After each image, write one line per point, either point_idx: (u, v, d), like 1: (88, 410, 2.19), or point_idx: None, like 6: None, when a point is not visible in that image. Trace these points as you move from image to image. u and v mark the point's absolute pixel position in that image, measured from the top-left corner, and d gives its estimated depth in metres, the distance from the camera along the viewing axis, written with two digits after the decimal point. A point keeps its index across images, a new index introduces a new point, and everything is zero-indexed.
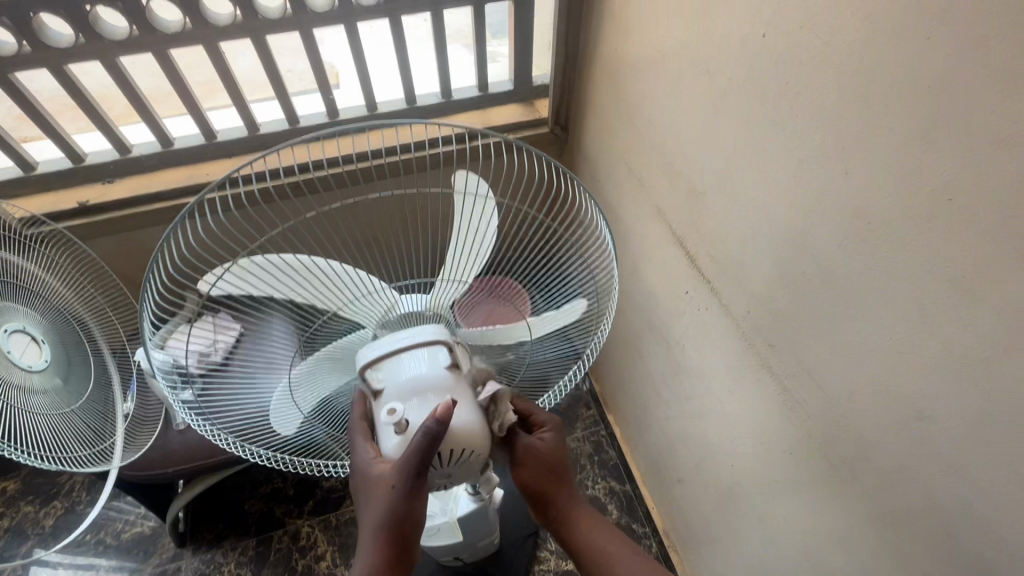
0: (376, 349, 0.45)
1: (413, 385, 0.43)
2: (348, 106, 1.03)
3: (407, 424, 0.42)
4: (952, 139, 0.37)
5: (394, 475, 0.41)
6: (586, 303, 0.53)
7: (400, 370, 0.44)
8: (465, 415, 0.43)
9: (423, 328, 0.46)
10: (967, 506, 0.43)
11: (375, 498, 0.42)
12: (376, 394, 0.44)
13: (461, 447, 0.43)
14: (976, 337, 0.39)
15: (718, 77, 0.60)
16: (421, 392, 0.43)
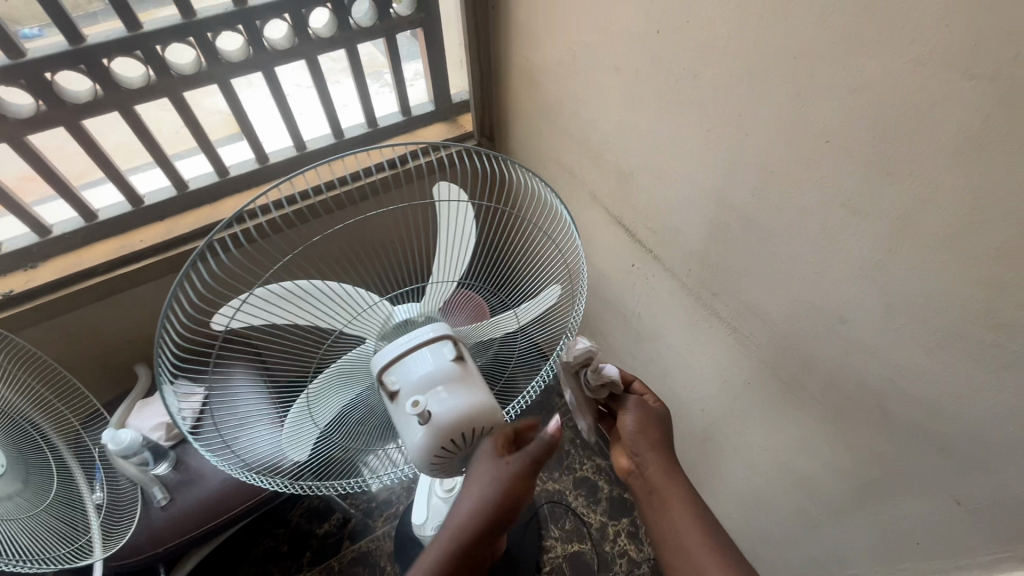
0: (385, 355, 0.49)
1: (425, 379, 0.47)
2: (276, 148, 1.04)
3: (430, 415, 0.45)
4: (815, 95, 0.47)
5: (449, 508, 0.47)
6: (560, 286, 0.59)
7: (410, 371, 0.48)
8: (478, 396, 0.47)
9: (422, 331, 0.50)
10: (891, 385, 0.53)
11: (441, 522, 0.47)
12: (394, 395, 0.47)
13: (483, 424, 0.47)
14: (867, 247, 0.49)
15: (625, 71, 0.69)
16: (433, 384, 0.47)
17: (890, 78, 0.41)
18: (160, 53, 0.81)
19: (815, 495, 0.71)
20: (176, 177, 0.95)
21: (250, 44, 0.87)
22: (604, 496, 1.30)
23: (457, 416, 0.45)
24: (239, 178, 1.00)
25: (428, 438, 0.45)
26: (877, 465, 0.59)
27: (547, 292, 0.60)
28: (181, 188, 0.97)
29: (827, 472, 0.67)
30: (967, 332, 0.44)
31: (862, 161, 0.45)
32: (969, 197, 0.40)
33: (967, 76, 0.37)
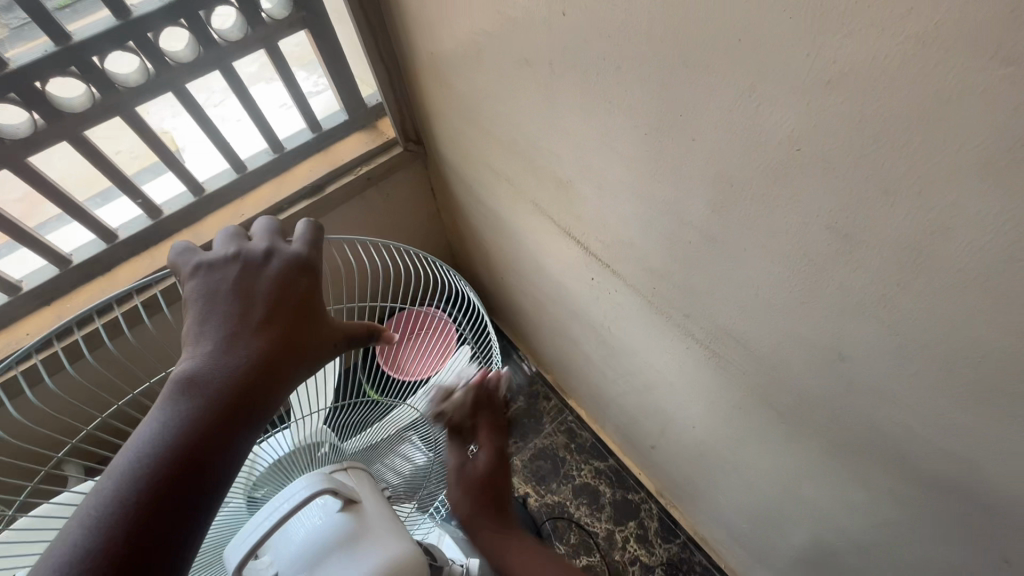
0: (237, 547, 0.38)
1: (306, 553, 0.39)
2: (169, 197, 0.89)
3: None
4: (775, 92, 0.34)
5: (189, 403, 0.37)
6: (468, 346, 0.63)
7: (288, 541, 0.40)
8: (380, 557, 0.39)
9: (297, 486, 0.39)
10: (910, 430, 0.42)
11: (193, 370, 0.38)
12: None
13: None
14: (867, 280, 0.37)
15: (536, 63, 0.55)
16: (320, 560, 0.39)
17: (881, 65, 0.28)
18: None
19: (832, 524, 0.61)
20: (53, 254, 0.81)
21: (93, 87, 0.72)
22: (606, 501, 1.21)
23: None
24: (129, 241, 0.86)
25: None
26: (899, 507, 0.49)
27: (457, 356, 0.64)
28: (63, 264, 0.83)
29: (841, 505, 0.57)
30: (1010, 384, 0.33)
31: (847, 177, 0.33)
32: (1009, 222, 0.28)
33: (997, 60, 0.24)
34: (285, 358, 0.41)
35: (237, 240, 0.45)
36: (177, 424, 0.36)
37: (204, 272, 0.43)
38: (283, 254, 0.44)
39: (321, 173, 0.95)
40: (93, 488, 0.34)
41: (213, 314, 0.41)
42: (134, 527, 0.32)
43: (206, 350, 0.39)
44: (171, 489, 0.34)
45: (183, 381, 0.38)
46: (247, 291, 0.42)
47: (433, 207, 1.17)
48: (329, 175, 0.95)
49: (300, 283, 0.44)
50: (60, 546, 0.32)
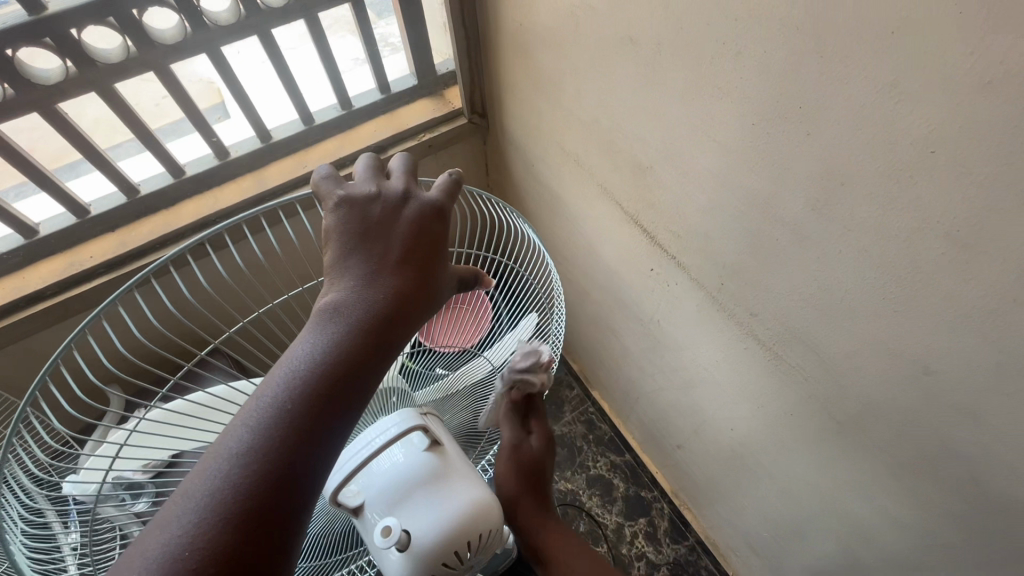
0: (337, 468, 0.43)
1: (392, 487, 0.43)
2: (238, 140, 0.90)
3: (408, 537, 0.42)
4: (919, 91, 0.33)
5: (341, 327, 0.40)
6: (536, 315, 0.61)
7: (374, 475, 0.44)
8: (462, 494, 0.44)
9: (392, 420, 0.45)
10: (989, 453, 0.42)
11: (347, 300, 0.42)
12: (358, 511, 0.43)
13: (489, 529, 0.45)
14: (975, 292, 0.36)
15: (641, 43, 0.54)
16: (405, 496, 0.43)
17: None
18: (77, 39, 0.67)
19: (870, 539, 0.61)
20: (123, 182, 0.83)
21: (186, 21, 0.73)
22: (619, 495, 1.21)
23: (441, 532, 0.42)
24: (197, 178, 0.88)
25: (414, 566, 0.42)
26: (954, 531, 0.49)
27: (524, 321, 0.61)
28: (132, 193, 0.84)
29: (885, 521, 0.57)
30: None
31: (977, 182, 0.33)
32: None
33: None
34: (415, 297, 0.44)
35: (377, 177, 0.47)
36: (325, 343, 0.39)
37: (350, 202, 0.45)
38: (420, 198, 0.46)
39: (386, 134, 0.96)
40: (257, 392, 0.38)
41: (358, 247, 0.44)
42: (294, 427, 0.36)
43: (355, 283, 0.42)
44: (320, 400, 0.37)
45: (333, 310, 0.41)
46: (387, 229, 0.44)
47: (485, 183, 1.17)
48: (394, 137, 0.96)
49: (433, 229, 0.46)
50: (237, 432, 0.35)
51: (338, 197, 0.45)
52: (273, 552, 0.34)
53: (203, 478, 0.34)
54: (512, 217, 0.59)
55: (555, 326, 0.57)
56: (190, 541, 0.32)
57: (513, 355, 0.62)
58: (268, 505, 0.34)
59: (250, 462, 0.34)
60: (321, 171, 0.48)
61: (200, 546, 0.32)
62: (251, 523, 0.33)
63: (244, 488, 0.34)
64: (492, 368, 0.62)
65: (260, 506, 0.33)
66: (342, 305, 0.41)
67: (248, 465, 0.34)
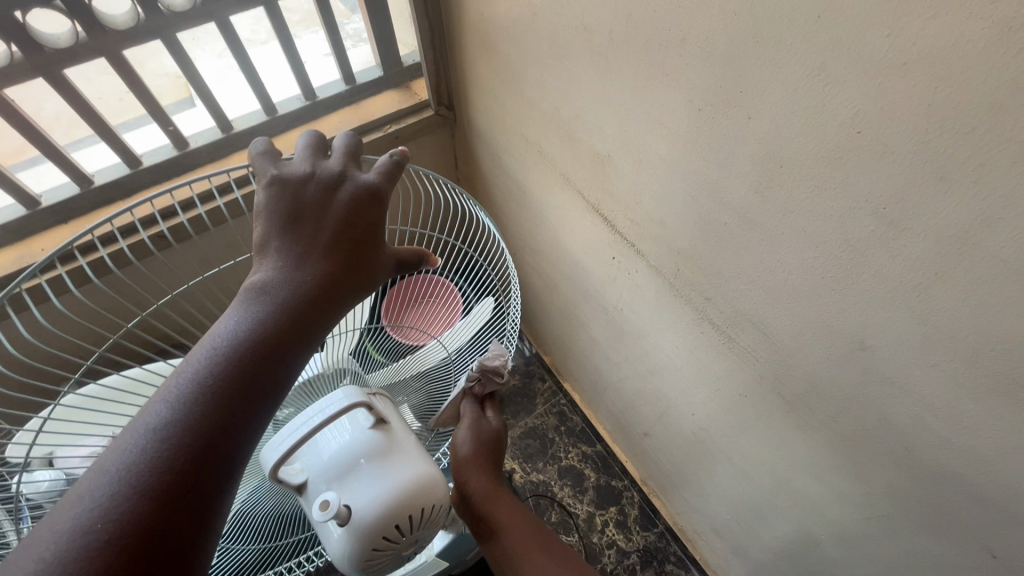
0: (280, 444, 0.43)
1: (334, 463, 0.43)
2: (197, 131, 0.88)
3: (349, 512, 0.42)
4: (846, 75, 0.35)
5: (267, 309, 0.41)
6: (492, 299, 0.61)
7: (319, 450, 0.44)
8: (403, 470, 0.44)
9: (335, 397, 0.45)
10: (921, 425, 0.44)
11: (275, 282, 0.42)
12: (301, 487, 0.43)
13: (428, 507, 0.44)
14: (902, 268, 0.38)
15: (595, 31, 0.55)
16: (348, 471, 0.43)
17: (962, 53, 0.29)
18: (23, 22, 0.65)
19: (820, 514, 0.63)
20: (76, 171, 0.80)
21: (138, 6, 0.71)
22: (590, 485, 1.22)
23: (381, 509, 0.42)
24: (154, 169, 0.86)
25: (353, 542, 0.42)
26: (893, 502, 0.51)
27: (480, 306, 0.62)
28: (85, 183, 0.82)
29: (834, 497, 0.59)
30: None
31: (899, 161, 0.35)
32: None
33: None
34: (345, 278, 0.44)
35: (314, 157, 0.47)
36: (252, 321, 0.40)
37: (285, 181, 0.45)
38: (355, 178, 0.46)
39: (351, 125, 0.95)
40: (180, 368, 0.38)
41: (287, 229, 0.44)
42: (217, 402, 0.36)
43: (285, 264, 0.43)
44: (244, 377, 0.37)
45: (262, 290, 0.42)
46: (318, 211, 0.44)
47: (453, 176, 1.17)
48: (359, 128, 0.95)
49: (368, 212, 0.46)
50: (158, 406, 0.35)
51: (273, 174, 0.45)
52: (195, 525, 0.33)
53: (120, 452, 0.33)
54: (469, 201, 0.59)
55: (511, 311, 0.57)
56: (104, 513, 0.31)
57: (470, 339, 0.63)
58: (189, 478, 0.33)
59: (169, 434, 0.34)
60: (257, 145, 0.47)
61: (115, 517, 0.31)
62: (170, 496, 0.33)
63: (163, 460, 0.33)
64: (449, 352, 0.62)
65: (179, 479, 0.33)
66: (269, 287, 0.42)
67: (167, 438, 0.34)
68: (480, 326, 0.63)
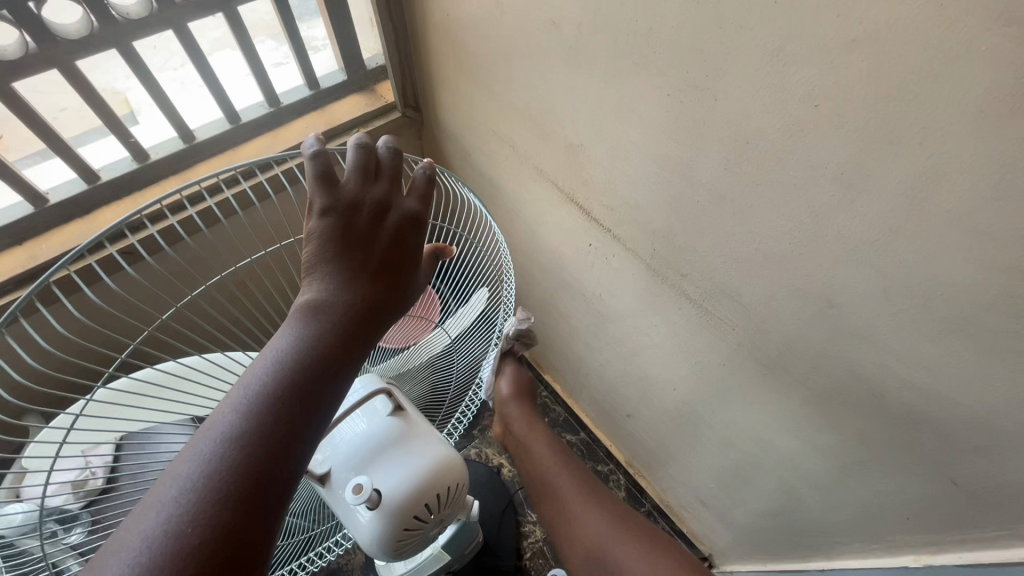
0: None
1: (356, 452, 0.44)
2: (158, 142, 0.86)
3: (379, 494, 0.43)
4: (800, 53, 0.39)
5: (324, 328, 0.41)
6: (487, 290, 0.62)
7: (338, 442, 0.45)
8: (425, 453, 0.45)
9: (355, 388, 0.47)
10: (884, 371, 0.48)
11: (329, 301, 0.42)
12: (324, 478, 0.43)
13: (452, 484, 0.46)
14: (862, 226, 0.42)
15: (563, 26, 0.58)
16: (372, 456, 0.44)
17: (903, 27, 0.33)
18: None
19: (800, 470, 0.68)
20: (29, 190, 0.77)
21: (91, 14, 0.69)
22: None
23: (407, 488, 0.44)
24: (114, 183, 0.83)
25: (383, 526, 0.43)
26: (864, 446, 0.55)
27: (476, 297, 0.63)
28: (39, 202, 0.78)
29: (810, 450, 0.63)
30: (976, 318, 0.39)
31: (854, 129, 0.38)
32: (981, 169, 0.34)
33: (1001, 20, 0.29)
34: (394, 301, 0.45)
35: (362, 170, 0.44)
36: (313, 340, 0.40)
37: (338, 197, 0.43)
38: (408, 202, 0.45)
39: (318, 130, 0.94)
40: (245, 381, 0.38)
41: (339, 248, 0.43)
42: (288, 418, 0.36)
43: (337, 281, 0.42)
44: (311, 397, 0.38)
45: (317, 306, 0.41)
46: (369, 232, 0.44)
47: None
48: (326, 133, 0.95)
49: (414, 234, 0.46)
50: (228, 417, 0.36)
51: (327, 188, 0.43)
52: (270, 531, 0.34)
53: (199, 461, 0.34)
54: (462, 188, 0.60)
55: (508, 292, 0.58)
56: (190, 519, 0.32)
57: (467, 325, 0.63)
58: (263, 487, 0.34)
59: (244, 444, 0.35)
60: (310, 143, 0.43)
61: (200, 523, 0.32)
62: (252, 504, 0.33)
63: (240, 469, 0.34)
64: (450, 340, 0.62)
65: (256, 489, 0.34)
66: (324, 307, 0.41)
67: (245, 448, 0.34)
68: (476, 314, 0.63)
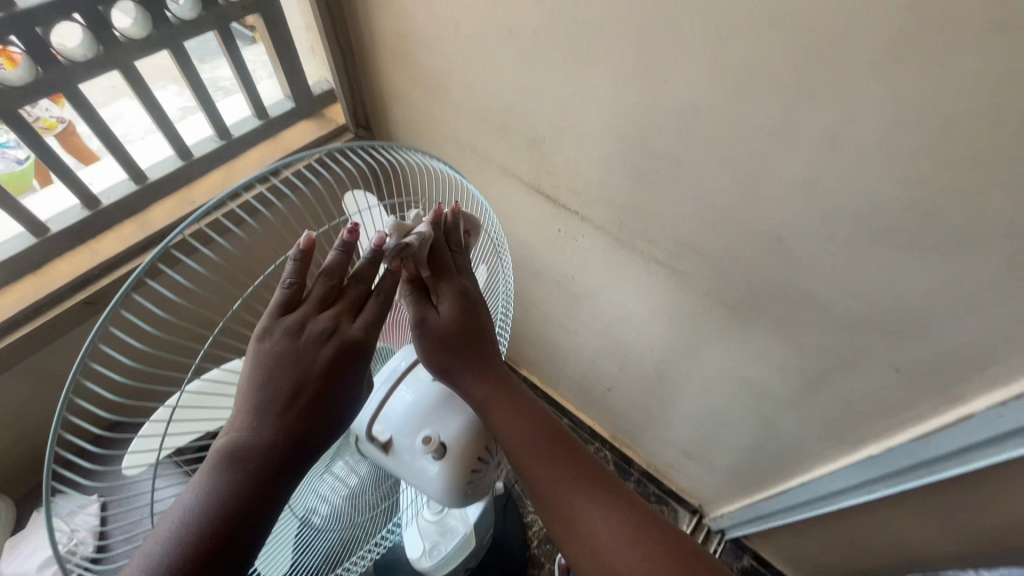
0: (363, 411, 0.51)
1: (413, 415, 0.51)
2: (108, 186, 0.84)
3: (442, 444, 0.50)
4: (735, 33, 0.47)
5: (258, 452, 0.40)
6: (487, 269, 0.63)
7: (394, 411, 0.52)
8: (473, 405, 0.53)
9: (398, 363, 0.54)
10: (830, 287, 0.58)
11: (263, 426, 0.41)
12: (388, 445, 0.50)
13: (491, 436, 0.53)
14: (799, 167, 0.52)
15: (520, 32, 0.64)
16: (430, 414, 0.51)
17: (812, 4, 0.42)
18: None
19: (771, 397, 0.78)
20: None
21: (34, 61, 0.67)
22: None
23: (467, 433, 0.51)
24: (66, 234, 0.79)
25: (449, 470, 0.49)
26: (823, 359, 0.65)
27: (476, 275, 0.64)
28: None
29: (779, 376, 0.73)
30: (898, 229, 0.49)
31: (788, 88, 0.47)
32: (883, 108, 0.44)
33: None
34: (326, 424, 0.44)
35: (319, 291, 0.45)
36: (224, 485, 0.39)
37: (291, 321, 0.44)
38: (349, 329, 0.45)
39: (275, 158, 0.95)
40: (182, 493, 0.39)
41: (278, 374, 0.43)
42: (216, 533, 0.38)
43: (273, 408, 0.42)
44: (219, 545, 0.38)
45: (260, 416, 0.42)
46: (311, 359, 0.43)
47: None
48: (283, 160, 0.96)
49: (354, 364, 0.45)
50: (165, 527, 0.37)
51: (284, 312, 0.44)
52: None
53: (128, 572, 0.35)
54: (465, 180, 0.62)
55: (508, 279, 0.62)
56: None
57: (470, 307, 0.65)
58: None
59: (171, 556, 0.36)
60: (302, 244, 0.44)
61: None
62: None
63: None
64: None
65: None
66: (257, 432, 0.41)
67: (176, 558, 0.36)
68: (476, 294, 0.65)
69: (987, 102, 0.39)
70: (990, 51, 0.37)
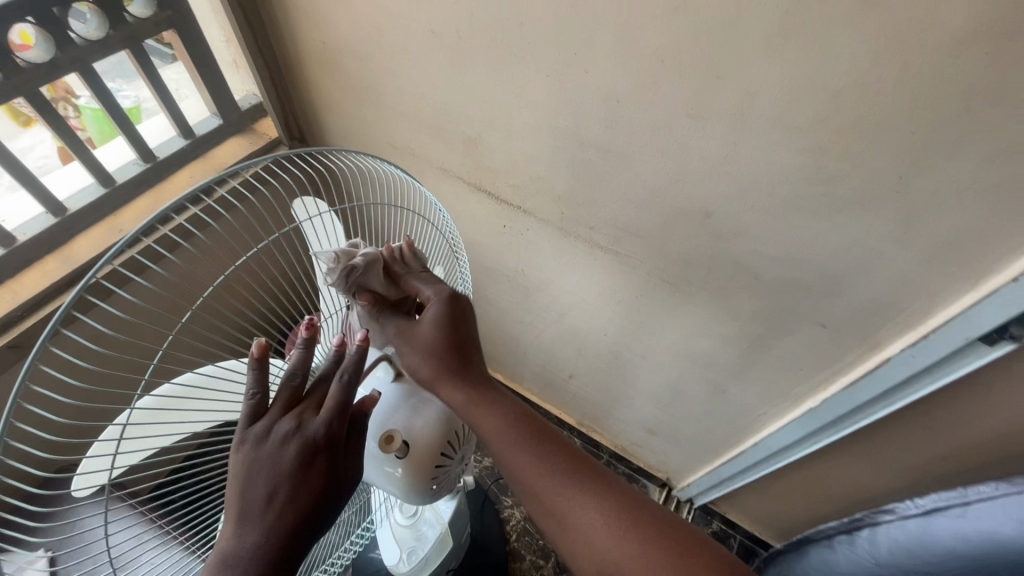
0: None
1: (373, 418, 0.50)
2: (23, 221, 0.78)
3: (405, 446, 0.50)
4: (642, 22, 0.50)
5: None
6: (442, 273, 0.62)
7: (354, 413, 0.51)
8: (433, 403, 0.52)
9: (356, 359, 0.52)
10: (758, 255, 0.62)
11: (243, 549, 0.38)
12: None
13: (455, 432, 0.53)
14: (715, 145, 0.55)
15: (442, 35, 0.66)
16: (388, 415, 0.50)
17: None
18: None
19: (719, 365, 0.82)
20: None
21: None
22: None
23: (430, 430, 0.51)
24: None
25: (412, 471, 0.50)
26: (759, 324, 0.70)
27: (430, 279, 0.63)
28: None
29: (722, 344, 0.78)
30: (808, 195, 0.53)
31: (696, 72, 0.51)
32: (781, 84, 0.48)
33: None
34: (309, 528, 0.41)
35: (281, 395, 0.43)
36: None
37: (251, 432, 0.41)
38: (314, 423, 0.42)
39: None
40: None
41: (248, 492, 0.40)
42: None
43: (248, 527, 0.39)
44: None
45: (236, 536, 0.39)
46: (279, 467, 0.40)
47: None
48: None
49: (326, 457, 0.42)
50: None
51: (249, 420, 0.42)
52: None
53: None
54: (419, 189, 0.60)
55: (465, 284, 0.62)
56: None
57: None
58: None
59: None
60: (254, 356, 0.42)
61: None
62: None
63: None
64: None
65: None
66: (239, 557, 0.38)
67: None
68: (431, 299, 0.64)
69: (868, 72, 0.43)
70: (863, 26, 0.41)
